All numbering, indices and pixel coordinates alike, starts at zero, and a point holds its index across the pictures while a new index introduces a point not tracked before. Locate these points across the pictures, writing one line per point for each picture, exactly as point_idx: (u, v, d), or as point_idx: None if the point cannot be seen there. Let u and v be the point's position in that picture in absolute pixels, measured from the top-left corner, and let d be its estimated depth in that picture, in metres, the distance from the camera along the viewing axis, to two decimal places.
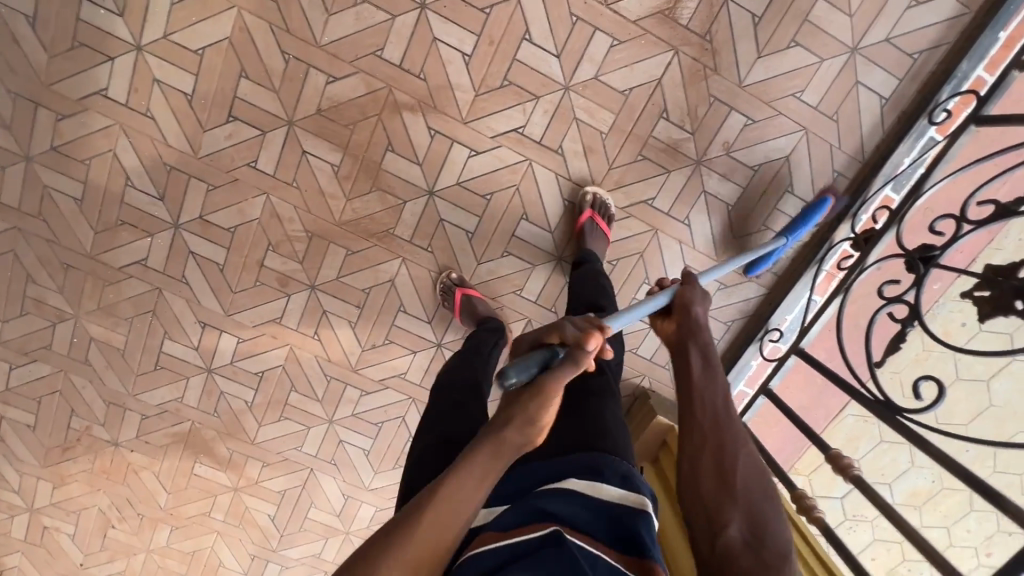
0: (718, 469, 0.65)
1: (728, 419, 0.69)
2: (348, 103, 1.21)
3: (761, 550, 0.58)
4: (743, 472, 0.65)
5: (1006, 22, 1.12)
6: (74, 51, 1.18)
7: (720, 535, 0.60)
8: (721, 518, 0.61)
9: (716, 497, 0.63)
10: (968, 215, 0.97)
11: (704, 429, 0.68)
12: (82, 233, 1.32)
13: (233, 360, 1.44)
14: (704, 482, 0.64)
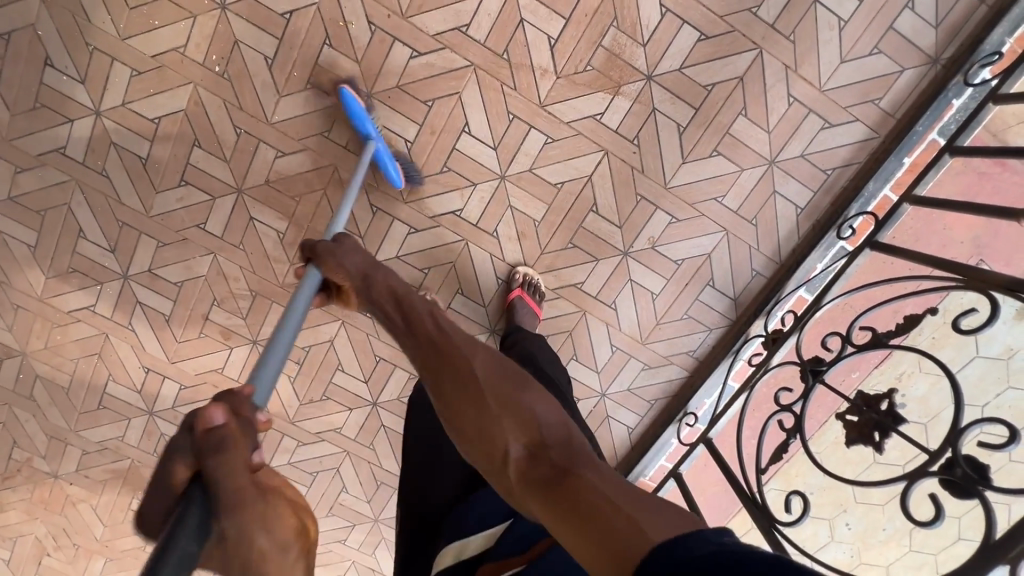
0: (490, 402, 0.60)
1: (449, 350, 0.65)
2: (294, 177, 1.28)
3: (546, 458, 0.54)
4: (526, 406, 0.59)
5: (911, 148, 1.20)
6: (34, 111, 1.24)
7: (512, 464, 0.55)
8: (502, 441, 0.57)
9: (490, 434, 0.58)
10: (852, 336, 1.05)
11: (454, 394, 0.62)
12: (34, 277, 1.37)
13: (174, 405, 1.49)
14: (483, 422, 0.59)
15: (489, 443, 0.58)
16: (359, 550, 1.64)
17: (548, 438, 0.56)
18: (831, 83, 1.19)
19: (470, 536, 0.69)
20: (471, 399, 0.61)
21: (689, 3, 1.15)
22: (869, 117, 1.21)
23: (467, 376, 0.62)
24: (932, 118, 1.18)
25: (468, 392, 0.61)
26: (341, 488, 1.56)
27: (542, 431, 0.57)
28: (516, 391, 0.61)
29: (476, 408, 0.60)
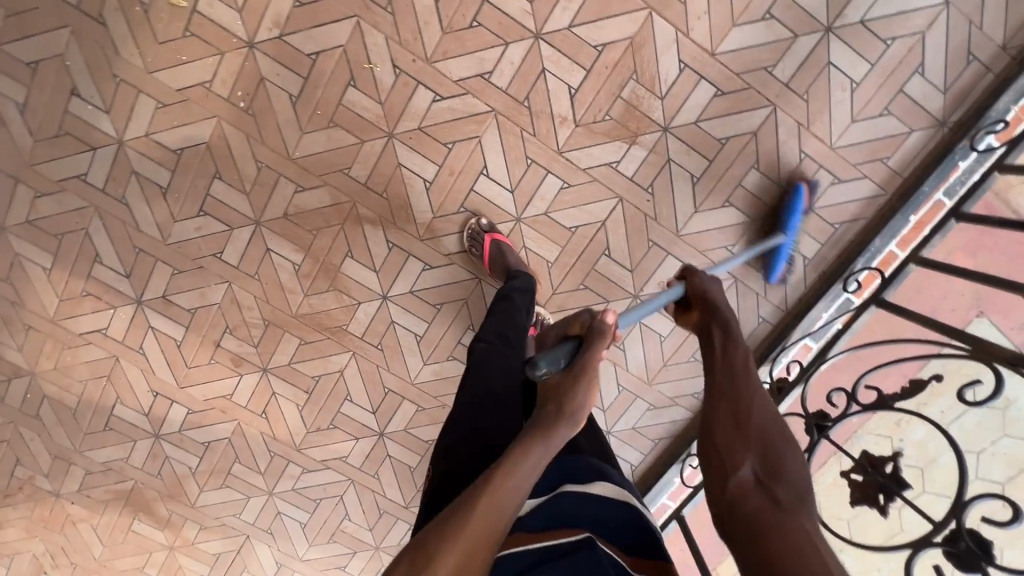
0: (732, 415, 0.61)
1: (746, 371, 0.65)
2: (313, 212, 1.29)
3: (773, 492, 0.53)
4: (764, 420, 0.60)
5: (917, 208, 1.23)
6: (58, 138, 1.25)
7: (731, 478, 0.56)
8: (735, 460, 0.57)
9: (727, 444, 0.59)
10: (857, 394, 1.06)
11: (721, 380, 0.64)
12: (47, 299, 1.38)
13: (181, 428, 1.49)
14: (718, 433, 0.60)
15: (718, 453, 0.59)
16: None
17: (786, 478, 0.55)
18: (842, 141, 1.22)
19: (491, 500, 0.63)
20: (720, 394, 0.63)
21: (707, 60, 1.18)
22: (877, 174, 1.25)
23: (731, 369, 0.65)
24: (938, 179, 1.21)
25: (718, 389, 0.64)
26: (344, 515, 1.57)
27: (781, 470, 0.56)
28: (766, 411, 0.61)
29: (727, 391, 0.63)
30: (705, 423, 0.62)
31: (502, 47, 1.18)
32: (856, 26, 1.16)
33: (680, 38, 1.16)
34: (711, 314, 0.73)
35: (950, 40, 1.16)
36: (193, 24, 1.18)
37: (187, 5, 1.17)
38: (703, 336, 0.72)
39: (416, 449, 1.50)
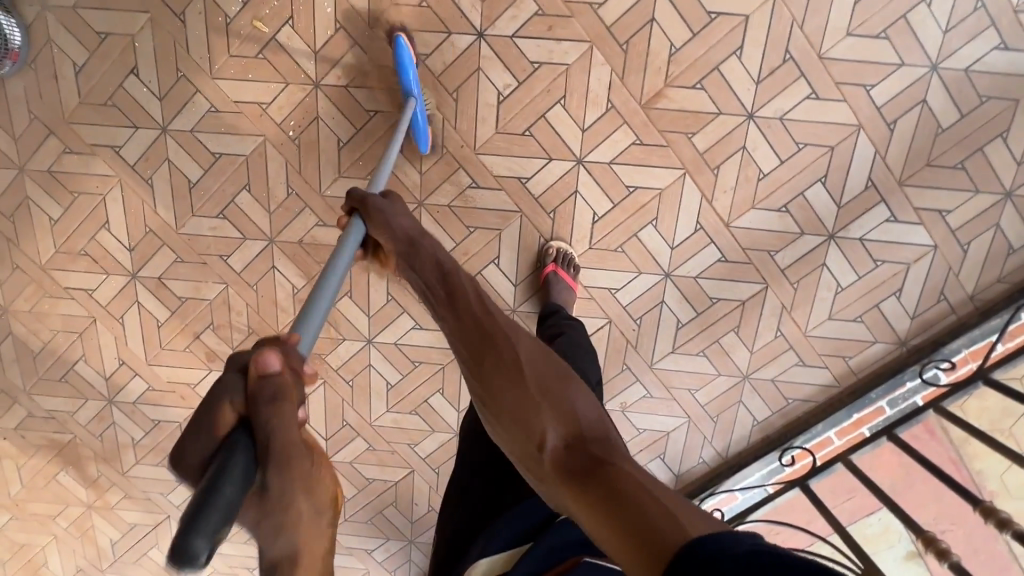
0: (562, 411, 0.61)
1: (495, 322, 0.70)
2: (327, 247, 1.35)
3: (584, 449, 0.57)
4: (561, 389, 0.63)
5: (860, 408, 1.37)
6: (104, 107, 1.28)
7: (545, 452, 0.58)
8: (540, 429, 0.59)
9: (528, 426, 0.61)
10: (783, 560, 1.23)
11: (500, 363, 0.66)
12: (42, 246, 1.39)
13: (136, 401, 1.51)
14: (518, 409, 0.62)
15: (524, 431, 0.61)
16: None
17: (586, 428, 0.59)
18: (815, 331, 1.35)
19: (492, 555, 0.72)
20: (509, 380, 0.64)
21: (721, 228, 1.28)
22: (836, 369, 1.37)
23: (503, 358, 0.66)
24: (884, 390, 1.35)
25: (502, 378, 0.65)
26: None
27: (581, 424, 0.60)
28: (564, 375, 0.65)
29: (513, 382, 0.64)
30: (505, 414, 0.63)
31: (545, 160, 1.26)
32: (855, 241, 1.28)
33: (703, 203, 1.27)
34: (457, 293, 0.76)
35: (930, 277, 1.29)
36: (268, 50, 1.22)
37: (267, 31, 1.22)
38: (455, 309, 0.74)
39: (355, 483, 1.55)
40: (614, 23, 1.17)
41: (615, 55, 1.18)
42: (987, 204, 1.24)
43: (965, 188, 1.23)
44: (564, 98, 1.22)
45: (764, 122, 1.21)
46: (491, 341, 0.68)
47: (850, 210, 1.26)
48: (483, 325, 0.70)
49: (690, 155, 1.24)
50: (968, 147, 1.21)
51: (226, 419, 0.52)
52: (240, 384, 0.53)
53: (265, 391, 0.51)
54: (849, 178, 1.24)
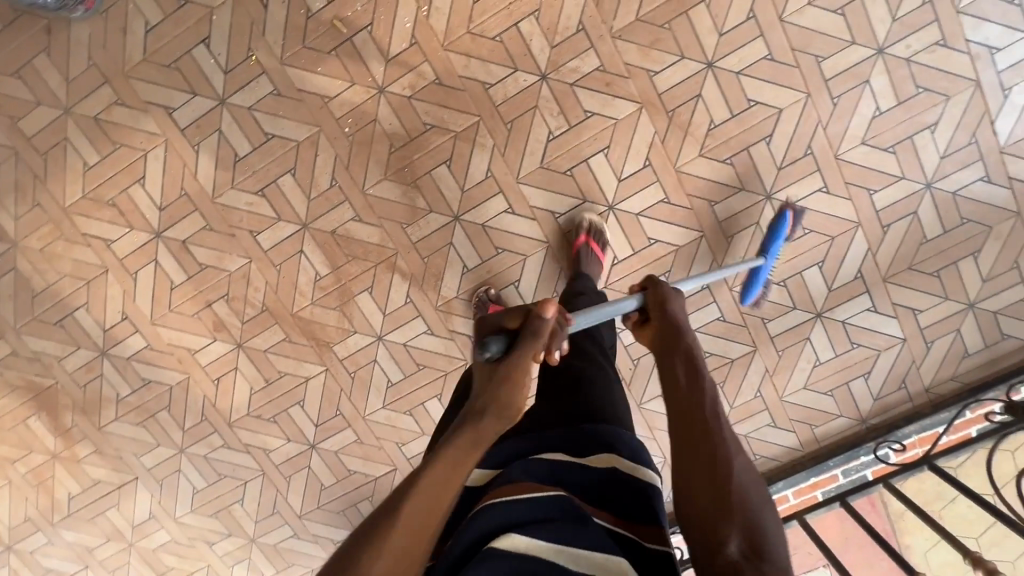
0: (711, 462, 0.63)
1: (693, 377, 0.72)
2: (357, 242, 1.40)
3: (762, 567, 0.54)
4: (743, 482, 0.62)
5: (818, 473, 1.50)
6: (166, 68, 1.30)
7: (719, 555, 0.56)
8: (722, 533, 0.58)
9: (715, 515, 0.59)
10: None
11: (689, 416, 0.68)
12: (70, 189, 1.39)
13: (130, 357, 1.50)
14: (695, 489, 0.62)
15: (704, 528, 0.59)
16: (220, 558, 1.66)
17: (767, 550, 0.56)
18: (790, 396, 1.48)
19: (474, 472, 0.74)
20: (693, 441, 0.65)
21: (724, 290, 1.41)
22: (802, 434, 1.51)
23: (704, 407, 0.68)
24: (842, 459, 1.49)
25: (691, 448, 0.65)
26: (238, 499, 1.61)
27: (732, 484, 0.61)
28: (720, 421, 0.67)
29: (701, 436, 0.65)
30: (687, 490, 0.63)
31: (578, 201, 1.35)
32: (839, 323, 1.42)
33: (713, 265, 1.39)
34: (672, 350, 0.77)
35: (895, 366, 1.45)
36: (342, 48, 1.28)
37: (345, 32, 1.27)
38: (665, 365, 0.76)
39: (336, 473, 1.58)
40: (665, 91, 1.28)
41: (661, 120, 1.30)
42: (953, 310, 1.41)
43: (936, 293, 1.40)
44: (607, 149, 1.32)
45: (779, 204, 1.35)
46: (680, 387, 0.71)
47: (838, 295, 1.40)
48: (678, 375, 0.73)
49: (709, 220, 1.36)
50: (945, 259, 1.37)
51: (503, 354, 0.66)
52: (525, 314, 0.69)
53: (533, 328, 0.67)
54: (842, 267, 1.38)
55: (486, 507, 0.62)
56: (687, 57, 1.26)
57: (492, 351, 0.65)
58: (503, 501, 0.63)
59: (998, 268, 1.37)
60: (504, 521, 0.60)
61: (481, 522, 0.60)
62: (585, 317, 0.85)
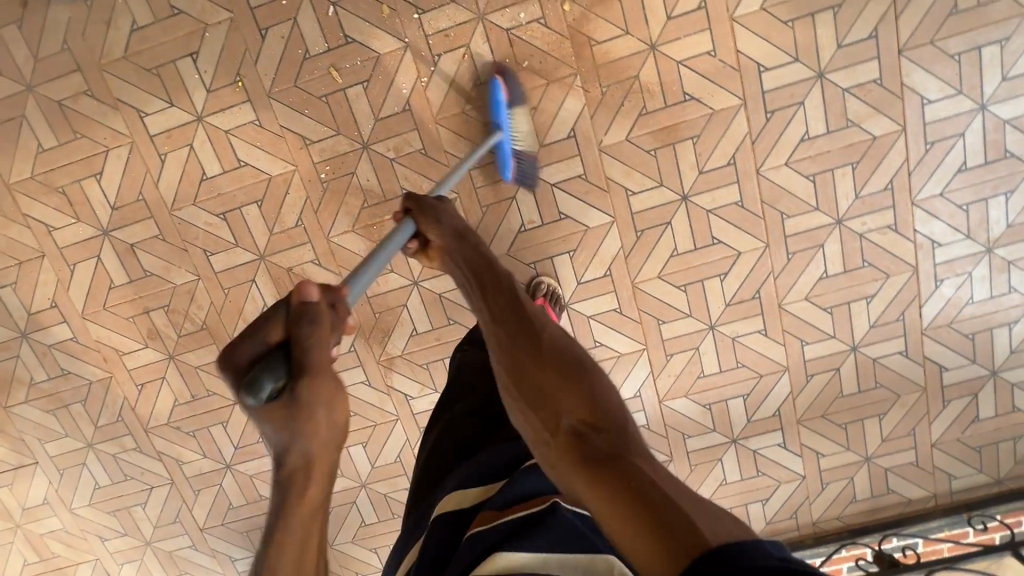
0: (542, 372, 0.63)
1: (531, 311, 0.74)
2: (313, 284, 1.39)
3: (595, 434, 0.52)
4: (569, 364, 0.63)
5: None
6: (146, 72, 1.25)
7: (558, 436, 0.54)
8: (558, 416, 0.56)
9: (546, 413, 0.58)
10: None
11: (518, 339, 0.69)
12: (18, 167, 1.32)
13: (51, 345, 1.45)
14: (530, 400, 0.61)
15: (544, 423, 0.57)
16: (110, 554, 1.64)
17: (606, 413, 0.55)
18: None
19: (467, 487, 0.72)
20: (557, 381, 0.60)
21: (655, 402, 1.48)
22: None
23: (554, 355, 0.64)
24: None
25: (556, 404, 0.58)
26: (140, 502, 1.59)
27: (598, 409, 0.55)
28: (571, 357, 0.64)
29: (533, 359, 0.65)
30: (524, 405, 0.61)
31: (535, 273, 1.38)
32: (750, 450, 1.52)
33: (649, 377, 1.46)
34: (496, 289, 0.79)
35: (791, 498, 1.56)
36: (333, 97, 1.26)
37: (339, 82, 1.25)
38: (491, 290, 0.80)
39: (246, 495, 1.58)
40: (638, 212, 1.33)
41: (629, 237, 1.35)
42: (851, 459, 1.53)
43: (840, 442, 1.51)
44: (574, 252, 1.36)
45: (720, 336, 1.42)
46: (508, 312, 0.74)
47: (755, 426, 1.50)
48: (511, 305, 0.76)
49: (654, 337, 1.42)
50: (854, 414, 1.49)
51: (277, 335, 0.57)
52: (284, 309, 0.58)
53: (307, 317, 0.57)
54: (764, 402, 1.48)
55: (472, 534, 0.62)
56: (664, 186, 1.31)
57: (268, 387, 0.53)
58: (487, 525, 0.62)
59: (897, 431, 1.50)
60: (483, 546, 0.59)
61: (467, 553, 0.60)
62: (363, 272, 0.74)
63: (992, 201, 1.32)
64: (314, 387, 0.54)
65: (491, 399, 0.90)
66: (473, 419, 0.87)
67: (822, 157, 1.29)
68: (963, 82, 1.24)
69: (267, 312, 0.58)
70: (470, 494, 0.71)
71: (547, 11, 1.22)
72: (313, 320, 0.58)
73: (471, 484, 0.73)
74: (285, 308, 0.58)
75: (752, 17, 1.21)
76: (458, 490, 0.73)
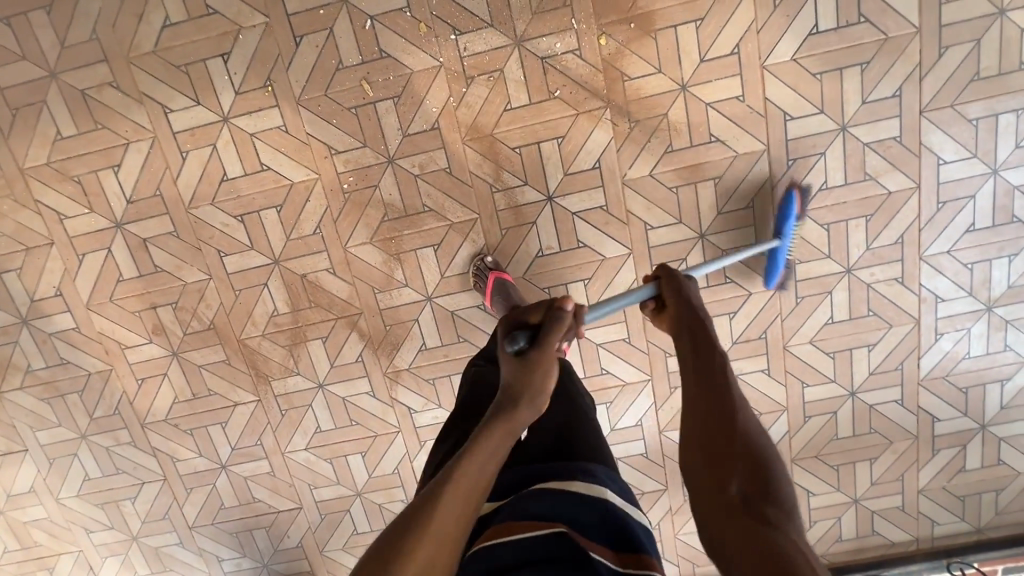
0: (710, 405, 0.58)
1: (709, 345, 0.66)
2: (325, 292, 1.38)
3: (765, 510, 0.48)
4: (743, 419, 0.57)
5: None
6: (175, 68, 1.24)
7: (720, 493, 0.51)
8: (724, 471, 0.52)
9: (710, 456, 0.54)
10: None
11: (699, 360, 0.64)
12: (33, 153, 1.29)
13: (52, 333, 1.42)
14: (693, 436, 0.57)
15: (703, 469, 0.53)
16: (94, 546, 1.61)
17: (773, 496, 0.50)
18: (683, 535, 1.59)
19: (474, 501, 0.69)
20: (707, 397, 0.59)
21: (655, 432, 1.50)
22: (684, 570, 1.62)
23: (711, 370, 0.62)
24: None
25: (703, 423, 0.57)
26: (130, 496, 1.57)
27: (766, 487, 0.51)
28: (745, 409, 0.59)
29: (710, 387, 0.59)
30: (683, 436, 0.57)
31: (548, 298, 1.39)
32: None
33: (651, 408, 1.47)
34: (682, 325, 0.71)
35: None
36: (362, 109, 1.26)
37: (370, 95, 1.25)
38: (682, 315, 0.72)
39: (239, 497, 1.56)
40: (655, 246, 1.35)
41: (644, 270, 1.36)
42: (839, 500, 1.56)
43: (830, 483, 1.55)
44: (588, 280, 1.37)
45: None
46: (693, 333, 0.68)
47: None
48: (692, 332, 0.68)
49: (659, 369, 1.44)
50: (847, 457, 1.52)
51: (533, 316, 0.73)
52: (548, 303, 0.73)
53: (554, 317, 0.70)
54: None
55: (472, 553, 0.59)
56: (683, 223, 1.33)
57: (519, 343, 0.69)
58: (490, 545, 0.59)
59: (886, 476, 1.54)
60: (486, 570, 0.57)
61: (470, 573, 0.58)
62: (596, 311, 0.84)
63: (996, 262, 1.36)
64: (546, 360, 0.68)
65: (504, 416, 0.89)
66: (485, 428, 0.85)
67: (838, 207, 1.32)
68: (979, 147, 1.28)
69: (539, 301, 0.75)
70: (475, 509, 0.68)
71: (582, 43, 1.23)
72: (556, 323, 0.70)
73: (477, 497, 0.69)
74: (549, 301, 0.73)
75: (783, 67, 1.23)
76: None
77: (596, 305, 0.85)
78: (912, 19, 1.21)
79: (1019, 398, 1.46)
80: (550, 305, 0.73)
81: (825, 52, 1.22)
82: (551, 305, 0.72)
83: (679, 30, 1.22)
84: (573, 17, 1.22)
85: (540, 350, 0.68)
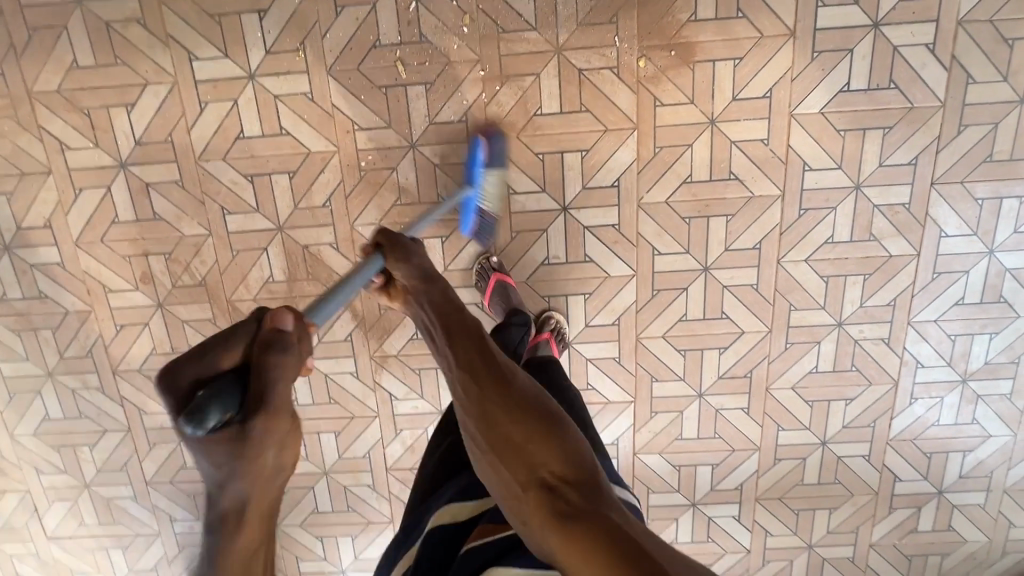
0: (508, 414, 0.66)
1: (487, 342, 0.73)
2: (325, 266, 1.36)
3: (567, 491, 0.60)
4: (536, 400, 0.68)
5: None
6: (207, 17, 1.21)
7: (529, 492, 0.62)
8: (528, 463, 0.63)
9: (515, 467, 0.63)
10: None
11: (482, 369, 0.70)
12: (44, 78, 1.25)
13: (34, 265, 1.37)
14: (499, 450, 0.65)
15: (512, 473, 0.63)
16: (42, 489, 1.56)
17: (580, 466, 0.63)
18: None
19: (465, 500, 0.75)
20: (500, 414, 0.66)
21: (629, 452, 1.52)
22: None
23: (486, 375, 0.69)
24: None
25: (493, 419, 0.66)
26: (89, 443, 1.52)
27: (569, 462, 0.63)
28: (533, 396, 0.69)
29: (501, 393, 0.67)
30: (493, 452, 0.65)
31: (547, 305, 1.39)
32: (706, 516, 1.58)
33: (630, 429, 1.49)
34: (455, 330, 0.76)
35: (731, 568, 1.63)
36: (392, 90, 1.24)
37: (402, 77, 1.24)
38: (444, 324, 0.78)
39: None
40: (660, 272, 1.36)
41: (645, 293, 1.38)
42: (795, 543, 1.60)
43: (789, 526, 1.58)
44: (589, 295, 1.38)
45: (706, 405, 1.47)
46: (458, 343, 0.74)
47: (716, 496, 1.56)
48: (472, 337, 0.74)
49: (644, 392, 1.46)
50: (809, 503, 1.56)
51: (230, 358, 0.54)
52: (253, 331, 0.55)
53: (280, 343, 0.54)
54: (730, 475, 1.53)
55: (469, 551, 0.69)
56: (691, 253, 1.35)
57: (215, 418, 0.47)
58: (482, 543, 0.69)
59: (842, 526, 1.58)
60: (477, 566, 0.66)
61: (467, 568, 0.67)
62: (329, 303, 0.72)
63: (978, 338, 1.41)
64: (272, 421, 0.50)
65: None
66: None
67: (839, 262, 1.35)
68: (980, 225, 1.32)
69: (224, 332, 0.55)
70: (466, 508, 0.75)
71: (621, 62, 1.24)
72: (285, 348, 0.54)
73: (467, 496, 0.76)
74: (257, 329, 0.55)
75: (810, 118, 1.26)
76: (453, 504, 0.76)
77: (322, 301, 0.71)
78: (938, 93, 1.24)
79: (976, 469, 1.52)
80: (265, 338, 0.55)
81: (851, 111, 1.25)
82: (257, 339, 0.54)
83: (717, 65, 1.23)
84: (617, 35, 1.22)
85: (259, 407, 0.50)
